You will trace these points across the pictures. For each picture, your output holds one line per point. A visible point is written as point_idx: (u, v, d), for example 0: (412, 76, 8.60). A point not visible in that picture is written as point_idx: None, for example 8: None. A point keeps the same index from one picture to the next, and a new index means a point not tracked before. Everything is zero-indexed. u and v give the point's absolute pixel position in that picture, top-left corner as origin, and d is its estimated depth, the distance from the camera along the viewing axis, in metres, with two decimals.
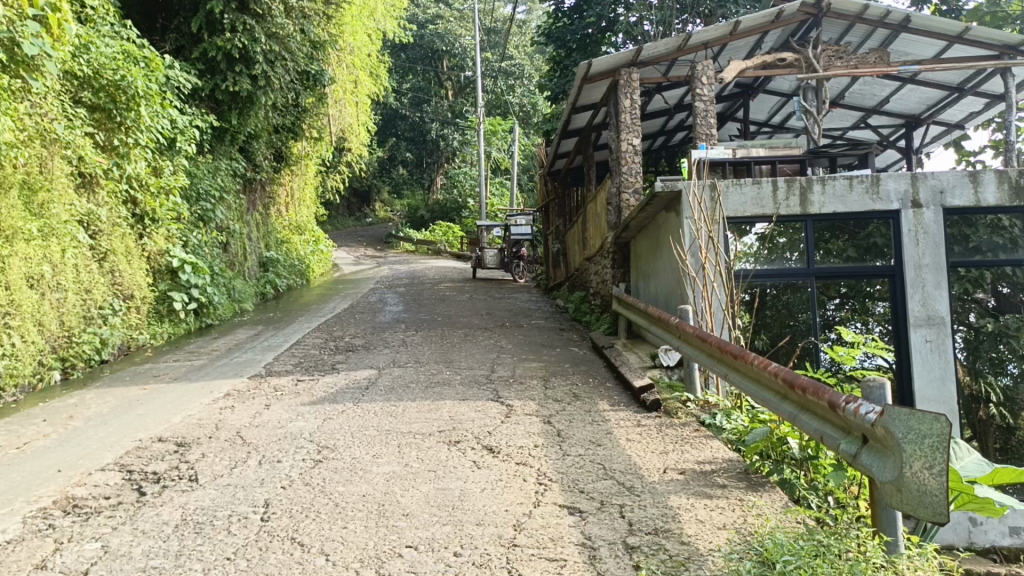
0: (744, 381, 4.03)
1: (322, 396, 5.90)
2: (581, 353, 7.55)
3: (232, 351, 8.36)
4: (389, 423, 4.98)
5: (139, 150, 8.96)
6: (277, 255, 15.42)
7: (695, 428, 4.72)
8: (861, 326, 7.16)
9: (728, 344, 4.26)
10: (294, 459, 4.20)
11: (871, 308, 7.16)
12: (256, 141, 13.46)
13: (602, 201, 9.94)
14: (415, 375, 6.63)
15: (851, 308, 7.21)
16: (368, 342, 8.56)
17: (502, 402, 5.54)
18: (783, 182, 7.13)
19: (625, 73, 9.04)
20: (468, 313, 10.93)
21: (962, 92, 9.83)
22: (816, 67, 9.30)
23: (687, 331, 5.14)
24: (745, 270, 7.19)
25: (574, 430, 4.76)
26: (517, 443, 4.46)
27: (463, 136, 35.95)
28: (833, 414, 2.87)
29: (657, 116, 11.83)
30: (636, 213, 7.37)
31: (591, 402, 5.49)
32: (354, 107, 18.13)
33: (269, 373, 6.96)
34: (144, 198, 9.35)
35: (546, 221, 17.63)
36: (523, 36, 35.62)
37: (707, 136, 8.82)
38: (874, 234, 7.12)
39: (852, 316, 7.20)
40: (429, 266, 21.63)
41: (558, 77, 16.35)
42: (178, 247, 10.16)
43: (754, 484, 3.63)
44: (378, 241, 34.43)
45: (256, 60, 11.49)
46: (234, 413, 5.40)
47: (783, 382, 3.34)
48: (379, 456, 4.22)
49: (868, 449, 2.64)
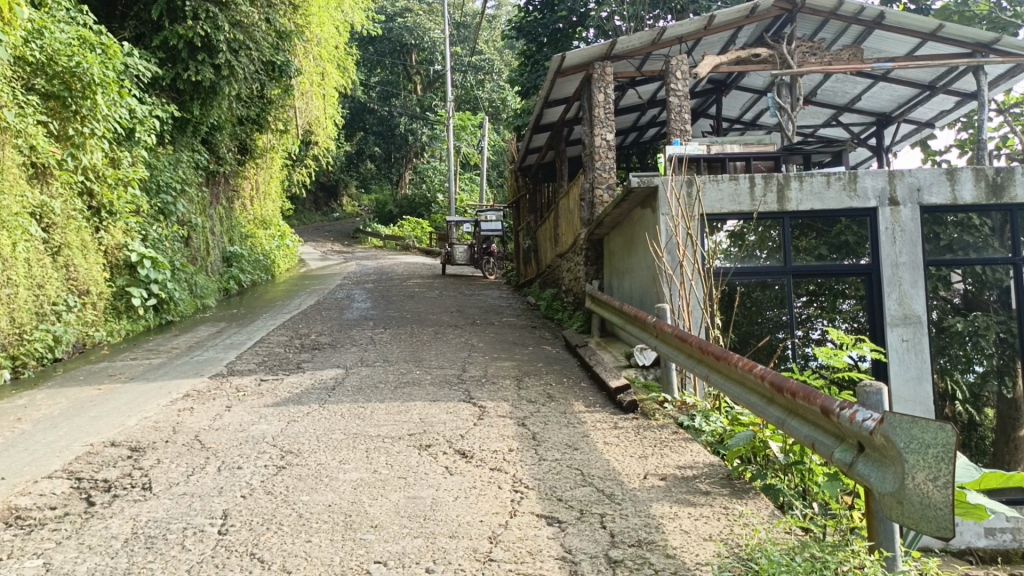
0: (726, 383, 3.92)
1: (287, 396, 5.67)
2: (554, 352, 7.40)
3: (192, 349, 8.06)
4: (356, 425, 4.77)
5: (96, 140, 8.58)
6: (241, 250, 15.03)
7: (673, 430, 4.61)
8: (826, 323, 7.13)
9: (708, 345, 4.15)
10: (255, 466, 3.98)
11: (838, 306, 7.12)
12: (219, 133, 13.08)
13: (575, 197, 9.80)
14: (384, 374, 6.42)
15: (819, 306, 7.15)
16: (334, 340, 8.32)
17: (473, 403, 5.36)
18: (760, 178, 7.06)
19: (598, 67, 8.90)
20: (438, 309, 10.73)
21: (934, 90, 9.87)
22: (790, 63, 9.25)
23: (664, 330, 5.02)
24: (725, 267, 7.08)
25: (549, 433, 4.61)
26: (491, 448, 4.29)
27: (432, 130, 35.63)
28: (826, 420, 2.77)
29: (630, 111, 11.73)
30: (610, 209, 7.24)
31: (566, 403, 5.34)
32: (322, 100, 17.75)
33: (231, 372, 6.70)
34: (101, 190, 8.96)
35: (516, 217, 17.49)
36: (492, 30, 35.41)
37: (681, 132, 8.72)
38: (846, 232, 7.09)
39: (819, 313, 7.14)
40: (398, 262, 21.33)
41: (529, 72, 16.19)
42: (137, 241, 9.79)
43: (737, 491, 3.53)
44: (345, 236, 33.94)
45: (220, 48, 11.13)
46: (194, 415, 5.15)
47: (770, 385, 3.24)
48: (346, 462, 4.02)
49: (864, 458, 2.54)
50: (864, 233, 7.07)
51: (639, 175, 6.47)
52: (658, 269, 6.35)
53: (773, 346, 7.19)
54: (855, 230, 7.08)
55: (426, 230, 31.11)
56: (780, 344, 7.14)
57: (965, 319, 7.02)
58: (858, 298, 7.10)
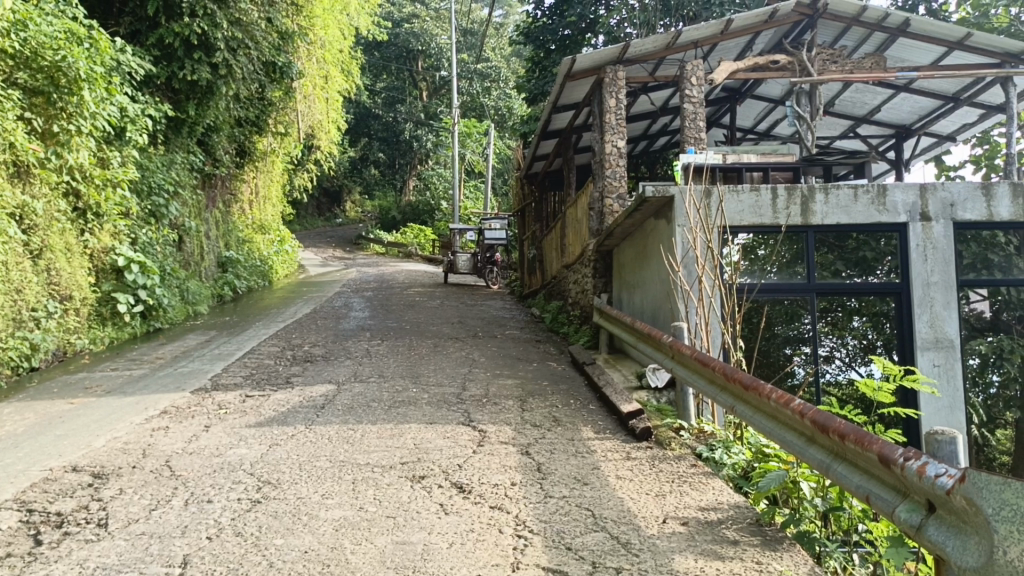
0: (755, 416, 3.49)
1: (272, 416, 5.24)
2: (560, 369, 6.99)
3: (178, 360, 7.63)
4: (343, 452, 4.35)
5: (83, 138, 8.20)
6: (237, 256, 14.65)
7: (692, 464, 4.19)
8: (835, 340, 6.72)
9: (734, 372, 3.73)
10: (227, 499, 3.55)
11: (850, 322, 6.71)
12: (217, 135, 12.69)
13: (582, 206, 9.43)
14: (378, 392, 5.99)
15: (828, 323, 6.74)
16: (328, 352, 7.90)
17: (473, 427, 4.93)
18: (783, 189, 6.64)
19: (610, 70, 8.51)
20: (438, 321, 10.32)
21: (958, 102, 9.48)
22: (810, 70, 8.85)
23: (682, 352, 4.60)
24: (749, 282, 6.66)
25: (555, 464, 4.18)
26: (491, 481, 3.87)
27: (437, 137, 35.36)
28: (885, 470, 2.35)
29: (641, 118, 11.36)
30: (622, 219, 6.85)
31: (573, 429, 4.92)
32: (325, 104, 17.36)
33: (216, 387, 6.28)
34: (88, 190, 8.56)
35: (520, 226, 17.12)
36: (499, 37, 35.12)
37: (696, 140, 8.35)
38: (863, 248, 6.67)
39: (829, 330, 6.73)
40: (399, 270, 20.96)
41: (536, 78, 15.85)
42: (126, 244, 9.40)
43: (768, 541, 3.09)
44: (347, 242, 33.56)
45: (217, 47, 10.75)
46: (167, 436, 4.72)
47: (813, 424, 2.82)
48: (330, 496, 3.60)
49: (936, 520, 2.12)
50: (890, 249, 6.65)
51: (653, 185, 6.09)
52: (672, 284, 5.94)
53: (778, 361, 6.86)
54: (875, 246, 6.65)
55: (429, 238, 30.82)
56: (786, 361, 6.81)
57: (986, 340, 6.68)
58: (871, 316, 6.70)
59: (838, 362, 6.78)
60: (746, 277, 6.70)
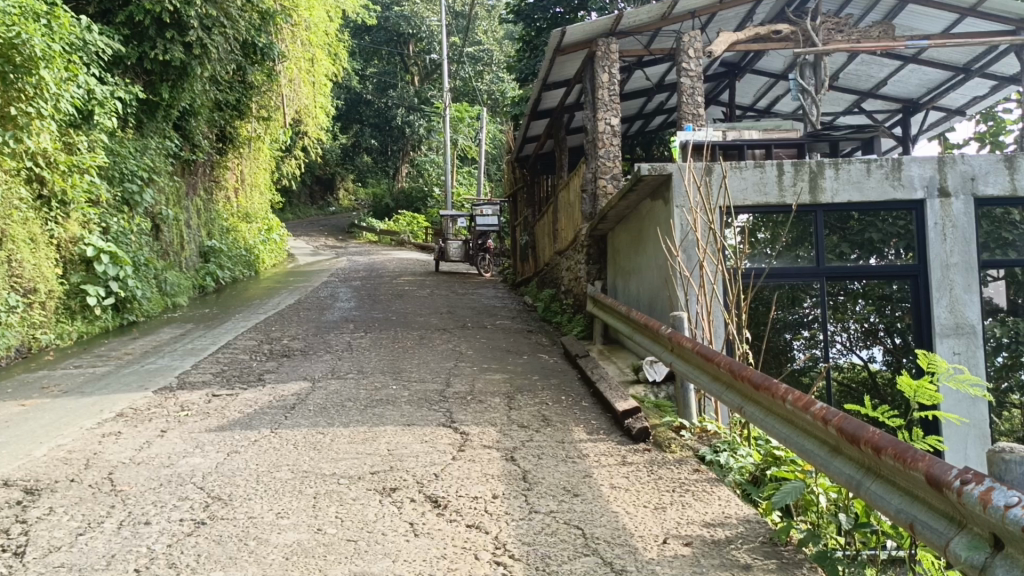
0: (766, 419, 3.07)
1: (236, 418, 4.81)
2: (551, 362, 6.56)
3: (147, 356, 7.17)
4: (308, 460, 3.93)
5: (46, 120, 7.71)
6: (219, 245, 14.15)
7: (694, 470, 3.79)
8: (836, 325, 6.27)
9: (743, 368, 3.31)
10: (167, 521, 3.14)
11: (852, 307, 6.28)
12: (194, 119, 12.18)
13: (575, 188, 8.98)
14: (356, 390, 5.57)
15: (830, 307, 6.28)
16: (307, 346, 7.47)
17: (454, 430, 4.50)
18: (790, 165, 6.20)
19: (602, 44, 8.04)
20: (427, 310, 9.89)
21: (969, 74, 9.06)
22: (815, 40, 8.39)
23: (682, 344, 4.17)
24: (756, 266, 6.23)
25: (542, 472, 3.76)
26: (470, 493, 3.46)
27: (429, 123, 34.76)
28: (934, 494, 1.94)
29: (637, 96, 10.90)
30: (617, 200, 6.39)
31: (564, 429, 4.50)
32: (312, 88, 16.79)
33: (182, 386, 5.82)
34: (52, 178, 8.09)
35: (513, 212, 16.68)
36: (491, 21, 34.45)
37: (693, 116, 7.91)
38: (868, 229, 6.24)
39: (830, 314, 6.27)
40: (391, 258, 20.50)
41: (528, 58, 15.33)
42: (96, 234, 8.93)
43: (785, 566, 2.68)
44: (339, 231, 33.00)
45: (190, 25, 10.21)
46: (116, 443, 4.29)
47: (840, 432, 2.39)
48: (286, 515, 3.19)
49: (1002, 560, 1.71)
50: (900, 230, 6.23)
51: (649, 162, 5.60)
52: (670, 269, 5.51)
53: (779, 347, 6.34)
54: (884, 226, 6.22)
55: (421, 225, 30.38)
56: (785, 346, 6.34)
57: (999, 322, 6.21)
58: (875, 299, 6.27)
59: (840, 346, 6.30)
60: (753, 259, 6.28)
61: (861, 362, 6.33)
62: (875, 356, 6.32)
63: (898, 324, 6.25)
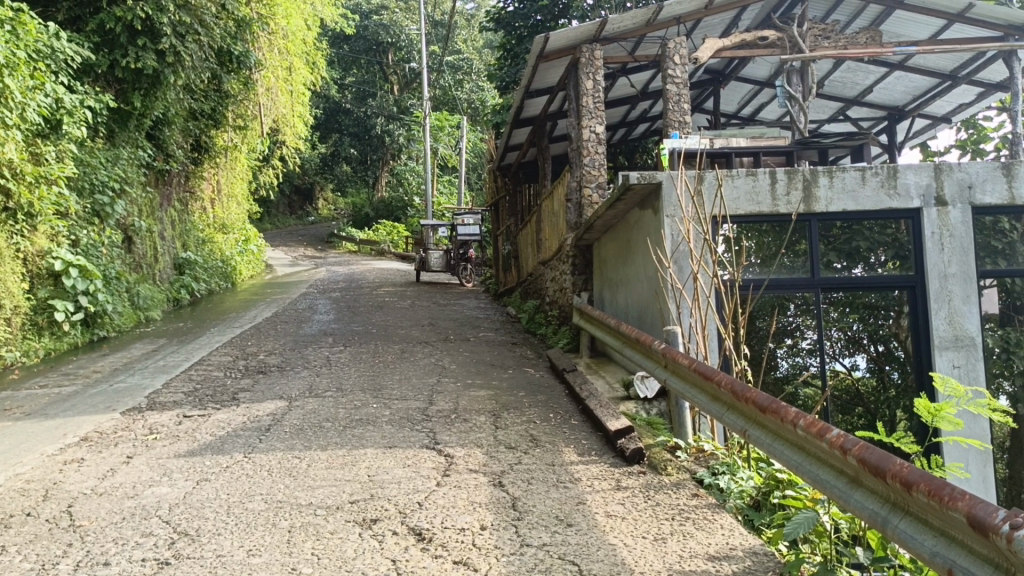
0: (773, 444, 2.90)
1: (207, 442, 4.55)
2: (537, 377, 6.35)
3: (116, 373, 6.87)
4: (283, 489, 3.68)
5: (11, 129, 7.27)
6: (195, 257, 13.81)
7: (693, 494, 3.60)
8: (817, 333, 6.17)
9: (746, 389, 3.14)
10: (128, 561, 2.88)
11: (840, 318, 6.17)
12: (168, 128, 11.87)
13: (559, 197, 8.82)
14: (334, 409, 5.32)
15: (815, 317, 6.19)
16: (284, 362, 7.20)
17: (438, 452, 4.28)
18: (783, 174, 6.07)
19: (586, 50, 7.88)
20: (408, 323, 9.66)
21: (956, 80, 9.02)
22: (802, 47, 8.28)
23: (678, 361, 3.99)
24: (754, 278, 6.10)
25: (533, 499, 3.55)
26: (458, 524, 3.24)
27: (409, 132, 34.52)
28: (976, 538, 1.77)
29: (621, 104, 10.77)
30: (604, 210, 6.22)
31: (553, 451, 4.29)
32: (290, 97, 16.50)
33: (151, 406, 5.53)
34: (18, 190, 7.61)
35: (494, 221, 16.50)
36: (471, 29, 34.27)
37: (680, 124, 7.77)
38: (855, 238, 6.10)
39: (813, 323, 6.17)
40: (371, 268, 20.23)
41: (508, 65, 15.16)
42: (65, 246, 8.58)
43: None
44: (318, 241, 32.61)
45: (163, 32, 9.90)
46: (78, 472, 4.01)
47: (863, 464, 2.23)
48: (258, 553, 2.95)
49: None
50: (889, 238, 6.11)
51: (639, 171, 5.45)
52: (661, 281, 5.34)
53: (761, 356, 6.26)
54: (870, 235, 6.09)
55: (402, 235, 30.12)
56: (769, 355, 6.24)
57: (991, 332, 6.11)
58: (862, 309, 6.13)
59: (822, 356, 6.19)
60: (749, 270, 6.15)
61: (844, 369, 6.23)
62: (858, 364, 6.23)
63: (881, 331, 6.12)
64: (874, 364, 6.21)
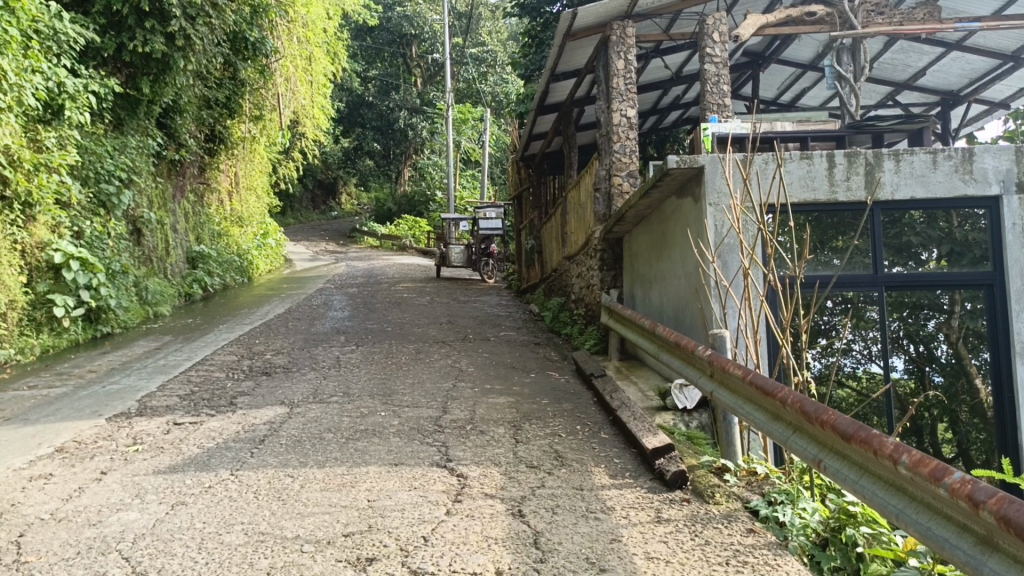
0: (861, 481, 2.32)
1: (193, 455, 4.06)
2: (563, 382, 5.80)
3: (112, 374, 6.43)
4: (268, 517, 3.17)
5: (5, 112, 6.79)
6: (208, 250, 13.41)
7: (750, 529, 3.05)
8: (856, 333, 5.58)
9: (822, 409, 2.56)
10: None
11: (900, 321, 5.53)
12: (180, 116, 11.46)
13: (587, 188, 8.26)
14: (339, 417, 4.82)
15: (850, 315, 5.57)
16: (291, 362, 6.72)
17: (450, 471, 3.75)
18: (842, 157, 5.46)
19: (618, 27, 7.30)
20: (427, 320, 9.16)
21: (1018, 61, 8.32)
22: (852, 23, 7.61)
23: (728, 369, 3.41)
24: (820, 276, 5.49)
25: (558, 535, 3.00)
26: (472, 567, 2.71)
27: (432, 125, 34.07)
28: None
29: (653, 89, 10.16)
30: (638, 199, 5.65)
31: (582, 472, 3.74)
32: (310, 86, 16.04)
33: (141, 411, 5.07)
34: (16, 178, 7.17)
35: (517, 215, 15.98)
36: (495, 21, 33.59)
37: (719, 107, 7.19)
38: (905, 232, 5.52)
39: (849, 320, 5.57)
40: (391, 263, 19.82)
41: (534, 53, 14.60)
42: (67, 238, 8.18)
43: None
44: (340, 236, 32.30)
45: (173, 14, 9.46)
46: (41, 491, 3.53)
47: (1005, 526, 1.66)
48: None
49: None
50: (940, 233, 5.46)
51: (678, 155, 4.88)
52: (704, 278, 4.78)
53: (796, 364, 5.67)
54: (921, 230, 5.48)
55: (424, 230, 29.68)
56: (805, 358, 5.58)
57: None
58: (920, 309, 5.50)
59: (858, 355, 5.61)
60: (813, 267, 5.53)
61: (880, 373, 5.54)
62: (895, 366, 5.56)
63: (924, 331, 5.49)
64: (913, 364, 5.58)
